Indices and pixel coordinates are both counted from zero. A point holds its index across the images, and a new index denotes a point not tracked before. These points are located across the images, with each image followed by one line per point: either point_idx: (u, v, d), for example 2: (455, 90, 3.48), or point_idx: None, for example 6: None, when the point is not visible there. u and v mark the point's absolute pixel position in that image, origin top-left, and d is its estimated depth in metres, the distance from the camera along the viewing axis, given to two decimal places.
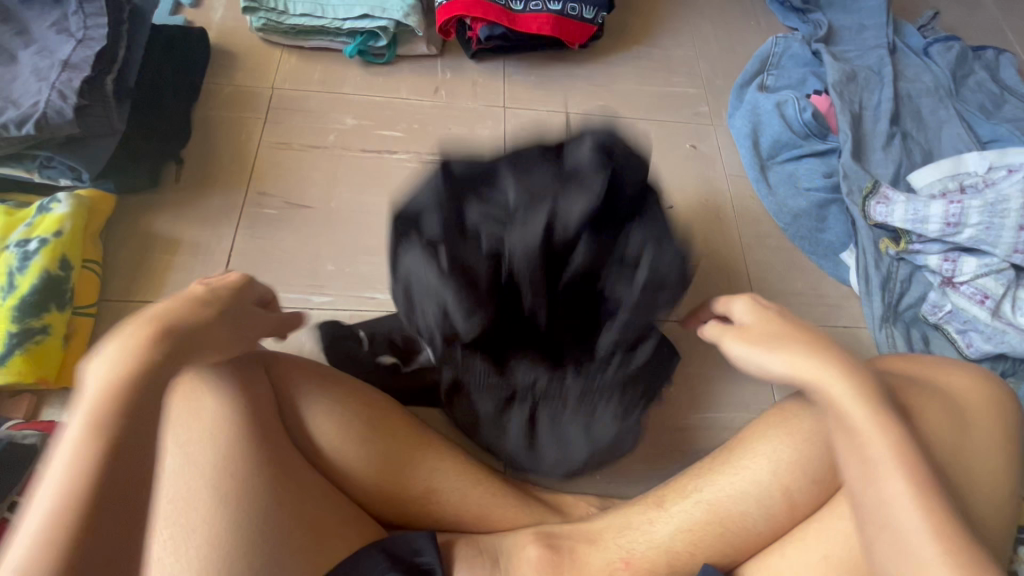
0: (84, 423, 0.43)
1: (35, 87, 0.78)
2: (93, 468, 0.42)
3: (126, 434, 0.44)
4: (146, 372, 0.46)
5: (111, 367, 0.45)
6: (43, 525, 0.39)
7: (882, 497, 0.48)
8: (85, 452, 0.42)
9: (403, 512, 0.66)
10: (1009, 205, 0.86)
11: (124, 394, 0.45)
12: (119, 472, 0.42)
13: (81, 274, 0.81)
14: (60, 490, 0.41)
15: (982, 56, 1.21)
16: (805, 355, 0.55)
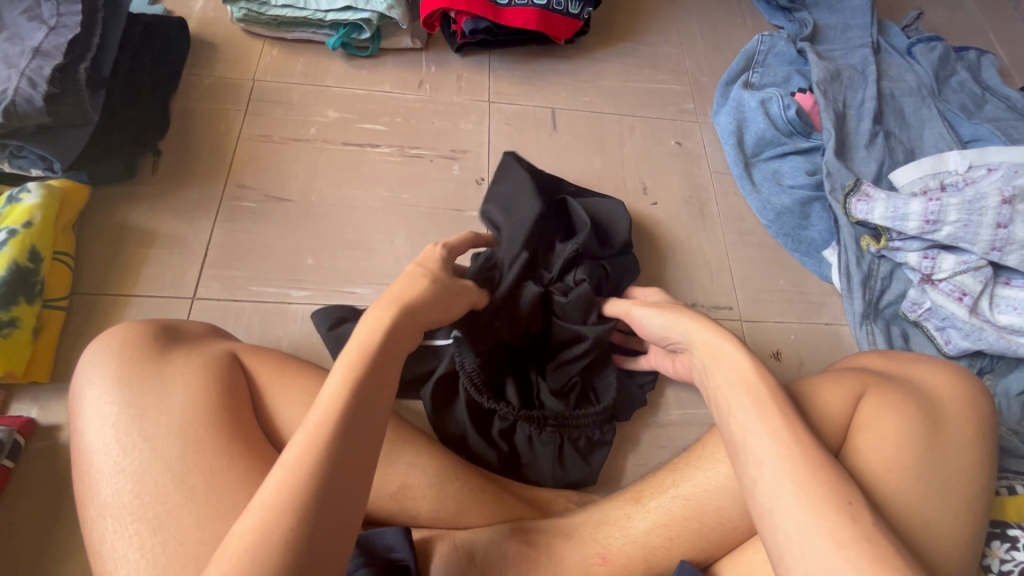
0: (349, 364, 0.50)
1: (4, 74, 0.76)
2: (354, 396, 0.48)
3: (378, 382, 0.50)
4: (392, 338, 0.54)
5: (375, 324, 0.54)
6: (293, 474, 0.43)
7: (756, 450, 0.49)
8: (351, 381, 0.49)
9: (376, 506, 0.65)
10: (986, 203, 0.86)
11: (376, 351, 0.51)
12: (361, 409, 0.48)
13: (52, 266, 0.79)
14: (328, 409, 0.47)
15: (965, 56, 1.22)
16: (697, 321, 0.62)
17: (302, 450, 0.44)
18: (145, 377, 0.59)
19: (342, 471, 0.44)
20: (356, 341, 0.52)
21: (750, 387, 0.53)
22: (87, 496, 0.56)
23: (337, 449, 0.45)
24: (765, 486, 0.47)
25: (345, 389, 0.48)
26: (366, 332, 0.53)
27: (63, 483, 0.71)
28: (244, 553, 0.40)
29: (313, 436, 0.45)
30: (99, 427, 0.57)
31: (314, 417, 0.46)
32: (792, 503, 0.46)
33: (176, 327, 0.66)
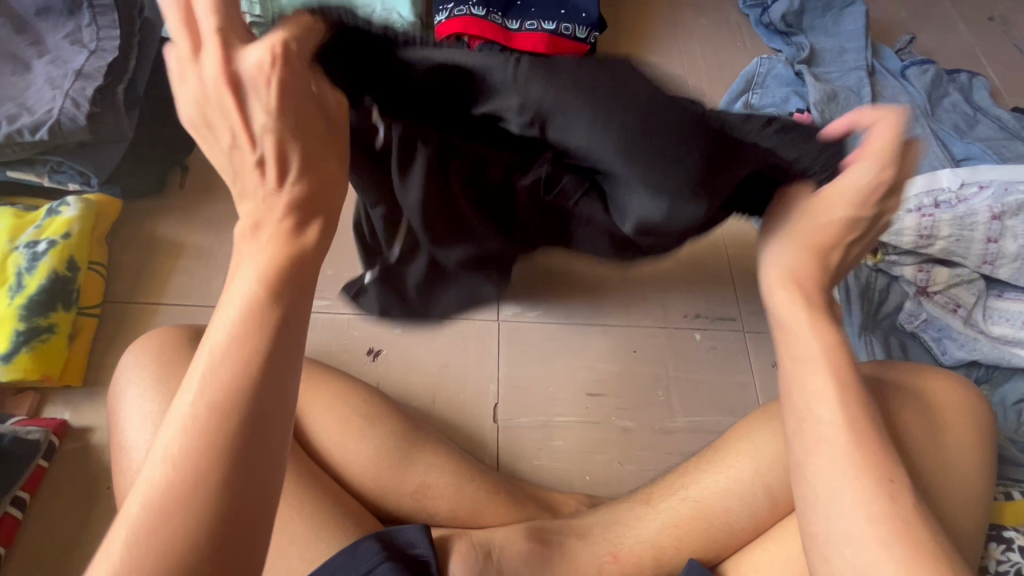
0: (255, 283, 0.39)
1: (49, 95, 0.81)
2: (262, 321, 0.38)
3: (289, 303, 0.39)
4: (306, 250, 0.41)
5: (272, 239, 0.41)
6: (194, 410, 0.35)
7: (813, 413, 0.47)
8: (255, 301, 0.39)
9: (397, 503, 0.68)
10: (977, 219, 0.90)
11: (283, 268, 0.40)
12: (270, 335, 0.38)
13: (87, 275, 0.83)
14: (232, 334, 0.38)
15: (957, 78, 1.27)
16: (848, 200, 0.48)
17: (202, 382, 0.36)
18: (180, 378, 0.63)
19: (247, 406, 0.36)
20: (264, 247, 0.41)
21: (825, 356, 0.49)
22: (126, 491, 0.59)
23: (235, 384, 0.36)
24: (811, 425, 0.46)
25: (249, 311, 0.38)
26: (261, 249, 0.41)
27: (96, 481, 0.74)
28: (154, 507, 0.33)
29: (217, 372, 0.36)
30: (138, 425, 0.60)
31: (214, 347, 0.37)
32: (851, 474, 0.43)
33: (207, 332, 0.70)
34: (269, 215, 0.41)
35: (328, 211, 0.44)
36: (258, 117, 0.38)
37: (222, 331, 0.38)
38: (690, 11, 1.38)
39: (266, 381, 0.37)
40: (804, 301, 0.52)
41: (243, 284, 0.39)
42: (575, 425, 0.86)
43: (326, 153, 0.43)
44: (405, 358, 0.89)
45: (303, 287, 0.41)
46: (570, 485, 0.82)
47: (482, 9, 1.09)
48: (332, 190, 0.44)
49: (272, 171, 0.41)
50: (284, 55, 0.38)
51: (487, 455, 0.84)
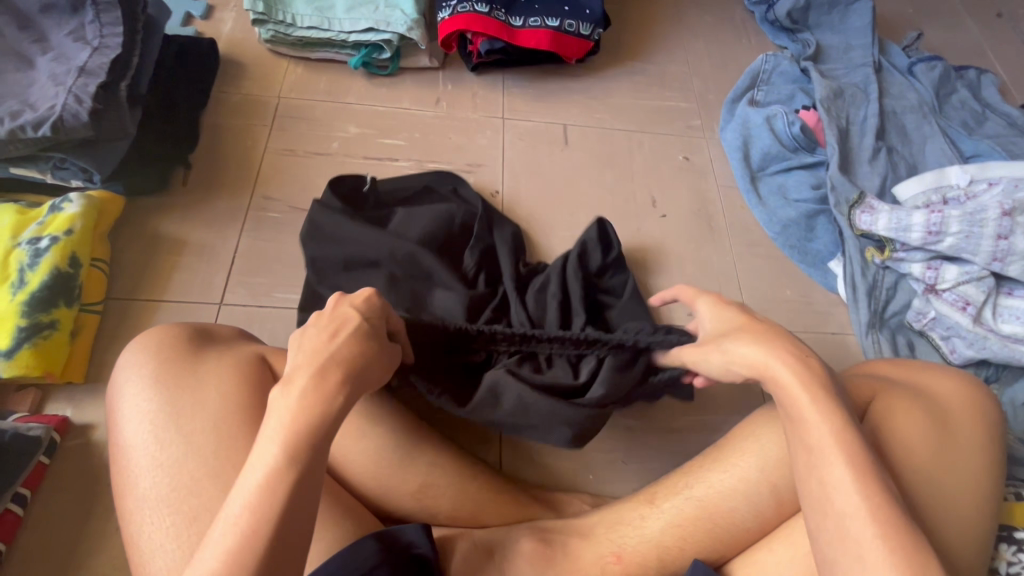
0: (279, 443, 0.47)
1: (52, 91, 0.81)
2: (275, 488, 0.45)
3: (303, 467, 0.46)
4: (320, 415, 0.49)
5: (296, 400, 0.49)
6: (217, 558, 0.42)
7: (838, 495, 0.47)
8: (276, 464, 0.46)
9: (398, 504, 0.67)
10: (987, 215, 0.89)
11: (301, 430, 0.48)
12: (288, 499, 0.45)
13: (90, 272, 0.83)
14: (253, 497, 0.44)
15: (965, 75, 1.25)
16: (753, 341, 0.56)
17: (228, 536, 0.43)
18: (181, 375, 0.62)
19: (258, 561, 0.42)
20: (287, 416, 0.48)
21: (836, 439, 0.49)
22: (126, 488, 0.59)
23: (256, 542, 0.43)
24: (833, 511, 0.47)
25: (267, 477, 0.45)
26: (287, 408, 0.49)
27: (98, 476, 0.74)
28: None
29: (240, 527, 0.43)
30: (138, 423, 0.60)
31: (240, 503, 0.44)
32: (885, 569, 0.43)
33: (208, 329, 0.69)
34: (300, 373, 0.51)
35: (357, 381, 0.53)
36: (345, 312, 0.57)
37: (242, 495, 0.45)
38: (695, 8, 1.37)
39: (272, 536, 0.43)
40: (802, 367, 0.53)
41: (267, 446, 0.47)
42: None
43: (364, 339, 0.56)
44: None
45: (319, 449, 0.48)
46: (573, 483, 0.82)
47: (485, 6, 1.08)
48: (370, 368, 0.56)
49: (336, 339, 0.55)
50: (370, 299, 0.60)
51: (489, 453, 0.83)
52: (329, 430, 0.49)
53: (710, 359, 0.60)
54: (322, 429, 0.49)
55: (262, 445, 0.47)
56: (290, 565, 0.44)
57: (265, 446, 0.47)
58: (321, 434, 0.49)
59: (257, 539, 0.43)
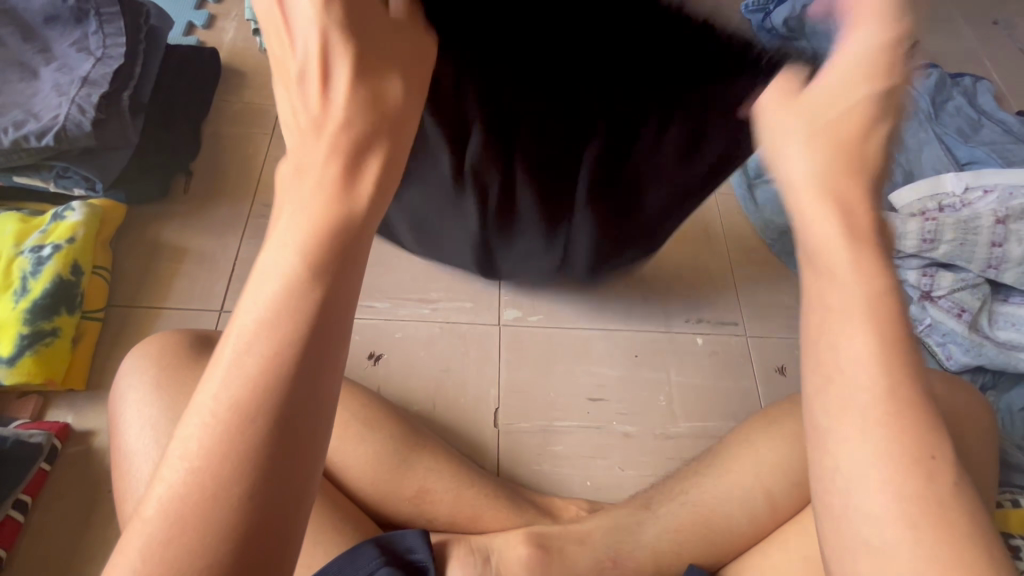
0: (304, 251, 0.31)
1: (55, 102, 0.83)
2: (300, 304, 0.30)
3: (337, 282, 0.31)
4: (348, 209, 0.33)
5: (314, 196, 0.32)
6: (232, 394, 0.29)
7: (846, 365, 0.33)
8: (304, 277, 0.31)
9: (396, 507, 0.67)
10: (981, 223, 0.91)
11: (328, 229, 0.32)
12: (315, 325, 0.30)
13: (92, 279, 0.84)
14: (269, 313, 0.30)
15: (961, 82, 1.26)
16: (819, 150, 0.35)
17: (249, 368, 0.29)
18: (181, 381, 0.63)
19: (294, 406, 0.29)
20: (306, 224, 0.32)
21: (869, 304, 0.34)
22: (126, 494, 0.59)
23: (278, 378, 0.29)
24: (839, 380, 0.33)
25: (287, 293, 0.30)
26: (302, 201, 0.33)
27: (99, 483, 0.74)
28: (195, 483, 0.28)
29: (267, 347, 0.30)
30: (139, 429, 0.61)
31: (255, 320, 0.30)
32: (886, 469, 0.32)
33: (209, 336, 0.70)
34: (313, 157, 0.33)
35: (393, 134, 0.36)
36: (309, 25, 0.34)
37: (254, 311, 0.30)
38: None
39: (296, 380, 0.29)
40: (845, 217, 0.34)
41: (284, 250, 0.32)
42: (579, 430, 0.86)
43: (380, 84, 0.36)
44: (406, 362, 0.89)
45: (349, 259, 0.32)
46: (571, 489, 0.82)
47: None
48: (390, 107, 0.36)
49: (314, 85, 0.35)
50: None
51: (488, 460, 0.83)
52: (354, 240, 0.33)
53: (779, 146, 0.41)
54: (343, 233, 0.32)
55: (280, 239, 0.32)
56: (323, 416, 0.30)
57: (282, 248, 0.32)
58: (346, 245, 0.32)
59: (285, 373, 0.29)
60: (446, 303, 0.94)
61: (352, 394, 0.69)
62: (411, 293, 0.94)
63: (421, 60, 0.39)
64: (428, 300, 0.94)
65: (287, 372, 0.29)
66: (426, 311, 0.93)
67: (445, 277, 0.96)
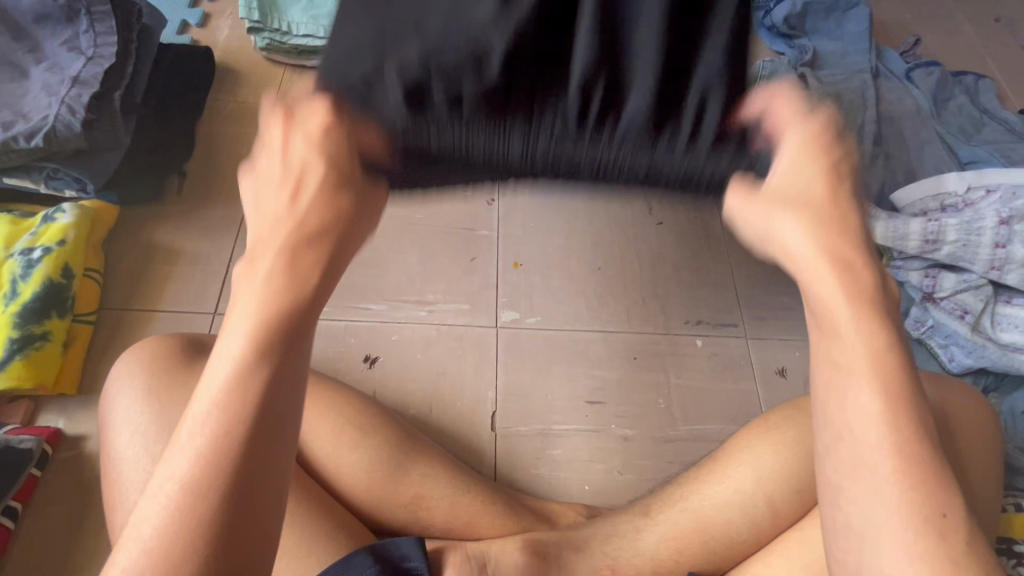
0: (254, 330, 0.37)
1: (45, 102, 0.81)
2: (248, 381, 0.35)
3: (284, 350, 0.37)
4: (298, 290, 0.40)
5: (264, 282, 0.39)
6: (190, 461, 0.34)
7: (857, 422, 0.38)
8: (252, 352, 0.36)
9: (390, 514, 0.67)
10: (984, 224, 0.89)
11: (277, 308, 0.38)
12: (264, 394, 0.35)
13: (83, 282, 0.83)
14: (223, 387, 0.35)
15: (963, 80, 1.25)
16: (805, 224, 0.44)
17: (206, 436, 0.34)
18: (173, 388, 0.62)
19: (242, 465, 0.34)
20: (256, 308, 0.38)
21: (872, 365, 0.38)
22: (116, 503, 0.58)
23: (229, 443, 0.34)
24: (847, 436, 0.38)
25: (239, 369, 0.36)
26: (256, 287, 0.39)
27: (91, 490, 0.73)
28: (160, 539, 0.32)
29: (221, 412, 0.35)
30: (129, 436, 0.60)
31: (209, 393, 0.35)
32: (898, 514, 0.36)
33: (202, 340, 0.69)
34: (267, 247, 0.41)
35: (340, 235, 0.44)
36: (298, 150, 0.46)
37: (211, 385, 0.36)
38: None
39: (246, 444, 0.34)
40: (845, 283, 0.41)
41: (237, 332, 0.37)
42: (577, 433, 0.85)
43: (339, 181, 0.46)
44: (402, 365, 0.88)
45: (296, 334, 0.38)
46: (569, 493, 0.81)
47: None
48: (315, 220, 0.43)
49: (285, 192, 0.44)
50: (328, 123, 0.47)
51: (485, 464, 0.82)
52: (301, 321, 0.39)
53: (752, 208, 0.48)
54: (292, 313, 0.39)
55: (235, 320, 0.38)
56: (278, 472, 0.35)
57: (236, 330, 0.37)
58: (292, 324, 0.38)
59: (235, 438, 0.34)
60: (443, 305, 0.93)
61: (347, 399, 0.68)
62: (407, 295, 0.93)
63: (372, 189, 0.49)
64: (425, 302, 0.93)
65: (237, 437, 0.34)
66: (423, 314, 0.92)
67: (442, 278, 0.95)
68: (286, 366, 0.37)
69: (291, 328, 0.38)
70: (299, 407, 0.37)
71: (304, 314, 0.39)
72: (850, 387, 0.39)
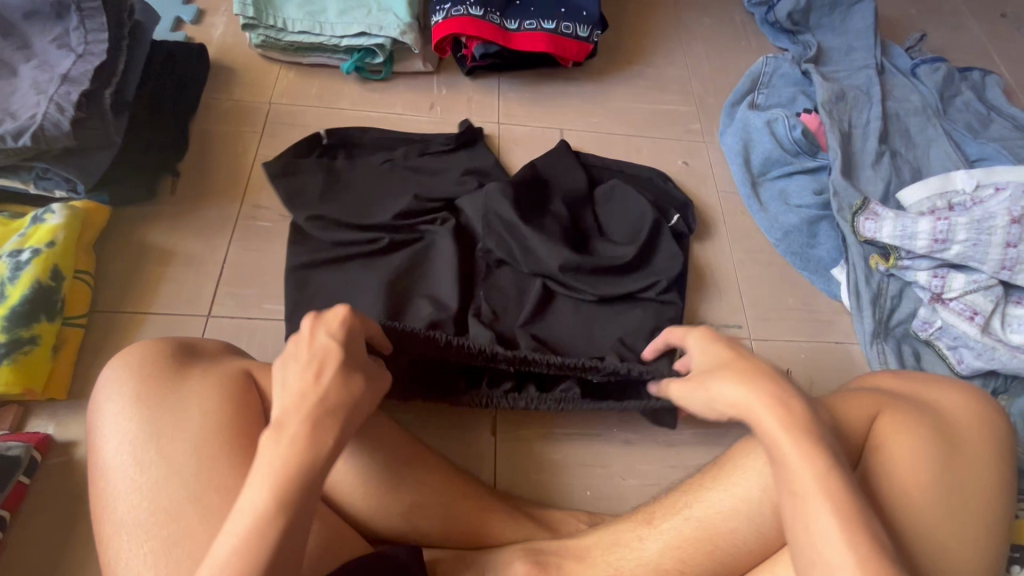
0: (273, 483, 0.47)
1: (33, 100, 0.79)
2: (266, 532, 0.44)
3: (296, 505, 0.46)
4: (312, 458, 0.48)
5: (286, 446, 0.48)
6: None
7: (821, 541, 0.46)
8: (271, 505, 0.46)
9: (385, 523, 0.64)
10: (995, 222, 0.87)
11: (293, 473, 0.47)
12: (277, 545, 0.44)
13: (73, 285, 0.81)
14: (241, 542, 0.44)
15: (969, 76, 1.22)
16: (737, 382, 0.54)
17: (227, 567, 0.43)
18: (162, 394, 0.60)
19: None
20: (274, 465, 0.47)
21: (819, 483, 0.48)
22: (105, 514, 0.56)
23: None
24: (820, 559, 0.46)
25: (257, 518, 0.45)
26: (276, 457, 0.48)
27: (81, 497, 0.71)
28: None
29: (242, 551, 0.44)
30: (117, 443, 0.58)
31: (235, 535, 0.45)
32: None
33: (194, 344, 0.67)
34: (291, 419, 0.50)
35: (346, 414, 0.52)
36: (321, 339, 0.56)
37: (233, 534, 0.45)
38: (692, 10, 1.35)
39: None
40: (785, 416, 0.51)
41: (257, 492, 0.46)
42: (578, 437, 0.84)
43: (348, 371, 0.55)
44: None
45: (303, 494, 0.47)
46: (570, 499, 0.80)
47: (480, 9, 1.06)
48: (341, 407, 0.52)
49: (310, 374, 0.53)
50: (345, 319, 0.58)
51: (484, 469, 0.81)
52: (310, 483, 0.48)
53: (695, 395, 0.58)
54: (305, 477, 0.48)
55: (255, 482, 0.47)
56: None
57: (256, 491, 0.46)
58: (301, 489, 0.47)
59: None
60: None
61: None
62: None
63: (375, 384, 0.57)
64: None
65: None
66: None
67: None
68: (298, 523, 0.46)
69: (302, 487, 0.47)
70: (299, 555, 0.46)
71: (314, 477, 0.48)
72: (803, 509, 0.48)
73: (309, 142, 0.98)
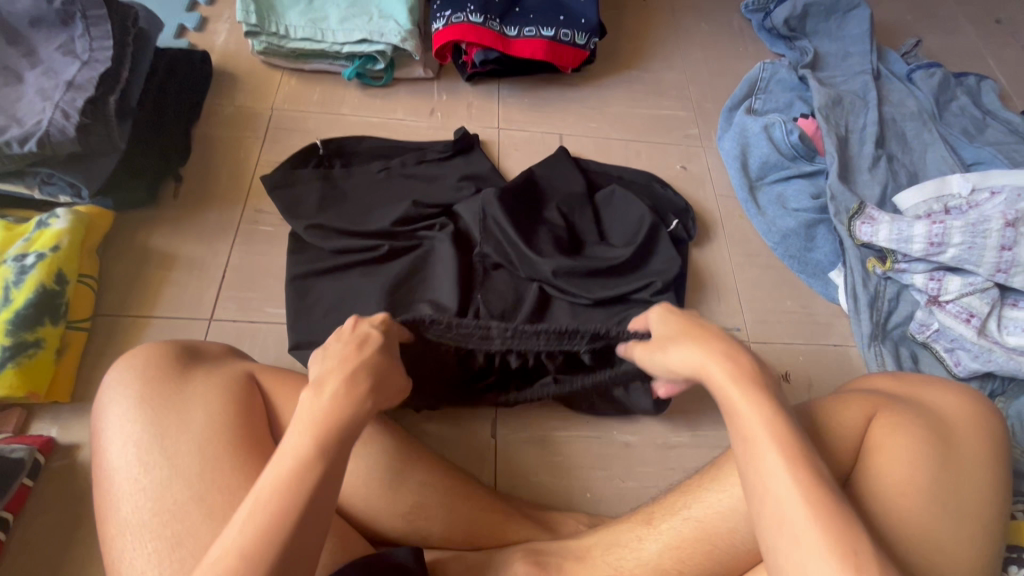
0: (317, 429, 0.49)
1: (39, 106, 0.80)
2: (310, 471, 0.46)
3: (340, 451, 0.48)
4: (349, 419, 0.50)
5: (329, 400, 0.51)
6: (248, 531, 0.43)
7: (778, 504, 0.46)
8: (314, 447, 0.47)
9: (386, 523, 0.65)
10: (990, 225, 0.87)
11: (330, 424, 0.49)
12: (320, 486, 0.46)
13: (77, 289, 0.82)
14: (281, 479, 0.45)
15: (965, 82, 1.23)
16: (694, 346, 0.56)
17: (271, 500, 0.44)
18: (166, 396, 0.61)
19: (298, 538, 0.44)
20: (317, 414, 0.50)
21: (774, 438, 0.49)
22: (108, 515, 0.57)
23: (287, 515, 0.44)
24: (777, 515, 0.46)
25: (300, 460, 0.47)
26: (315, 410, 0.50)
27: (83, 501, 0.72)
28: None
29: (286, 484, 0.45)
30: (121, 444, 0.59)
31: (275, 475, 0.46)
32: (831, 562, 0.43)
33: (196, 347, 0.68)
34: (332, 377, 0.53)
35: (381, 385, 0.54)
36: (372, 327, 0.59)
37: (274, 472, 0.46)
38: (690, 17, 1.36)
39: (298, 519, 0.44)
40: (730, 363, 0.53)
41: (299, 436, 0.48)
42: (577, 439, 0.84)
43: (388, 352, 0.58)
44: None
45: (347, 443, 0.49)
46: (570, 501, 0.80)
47: (480, 16, 1.07)
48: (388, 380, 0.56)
49: (349, 346, 0.56)
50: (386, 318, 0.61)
51: (484, 471, 0.81)
52: (348, 437, 0.50)
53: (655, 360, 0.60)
54: (347, 428, 0.50)
55: (298, 427, 0.49)
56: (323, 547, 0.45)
57: (297, 436, 0.48)
58: (343, 438, 0.49)
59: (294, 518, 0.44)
60: None
61: None
62: None
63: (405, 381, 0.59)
64: None
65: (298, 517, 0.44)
66: None
67: None
68: (339, 467, 0.48)
69: (343, 437, 0.49)
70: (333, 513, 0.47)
71: (353, 431, 0.50)
72: (759, 466, 0.48)
73: (306, 152, 0.99)
